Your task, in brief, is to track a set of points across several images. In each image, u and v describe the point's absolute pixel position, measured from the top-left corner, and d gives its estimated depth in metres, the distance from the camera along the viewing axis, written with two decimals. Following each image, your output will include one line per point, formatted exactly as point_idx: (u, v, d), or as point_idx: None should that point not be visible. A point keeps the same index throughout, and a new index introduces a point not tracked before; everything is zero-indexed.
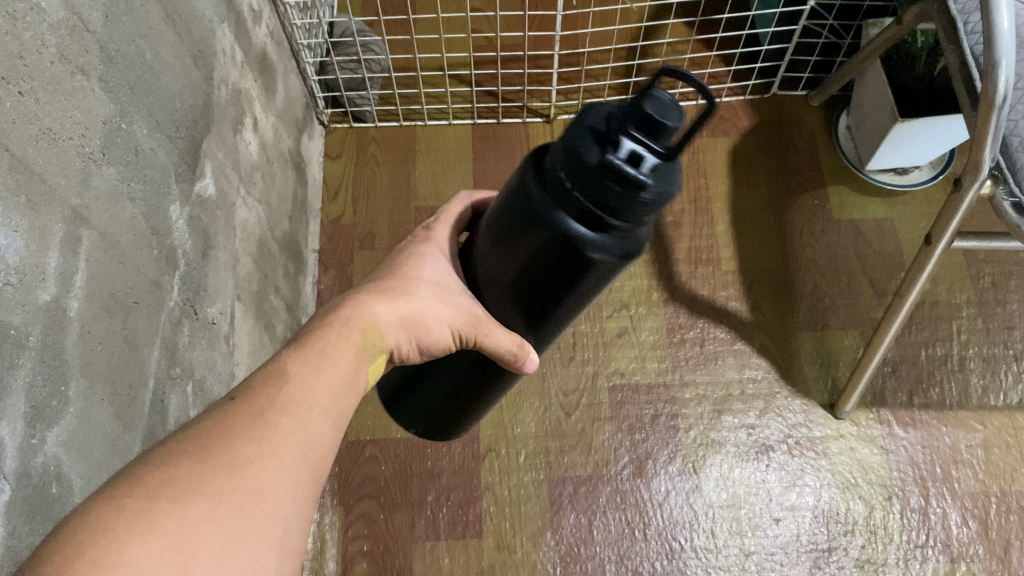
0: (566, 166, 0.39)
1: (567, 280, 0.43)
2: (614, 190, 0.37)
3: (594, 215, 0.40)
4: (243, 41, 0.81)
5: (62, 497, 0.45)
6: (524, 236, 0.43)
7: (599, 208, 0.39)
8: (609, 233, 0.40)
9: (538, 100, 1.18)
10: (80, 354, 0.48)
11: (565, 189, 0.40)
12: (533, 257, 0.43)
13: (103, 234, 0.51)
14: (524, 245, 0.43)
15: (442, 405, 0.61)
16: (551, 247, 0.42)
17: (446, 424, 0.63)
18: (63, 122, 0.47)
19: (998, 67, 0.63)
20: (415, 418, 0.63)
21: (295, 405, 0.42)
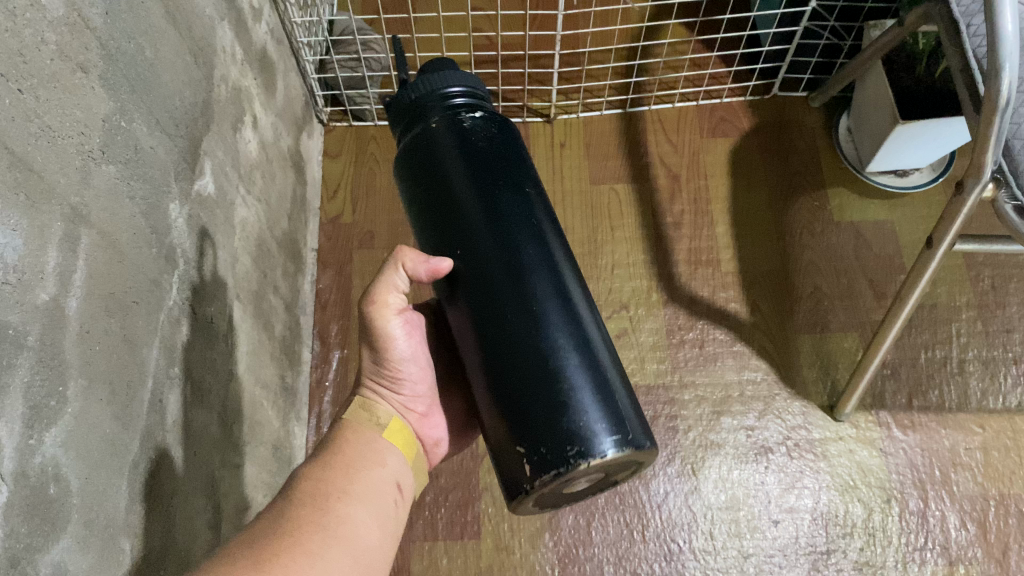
0: (404, 124, 0.62)
1: (464, 130, 0.58)
2: (432, 98, 0.60)
3: (440, 96, 0.61)
4: (243, 38, 0.81)
5: (60, 498, 0.45)
6: (424, 162, 0.59)
7: (433, 85, 0.61)
8: (457, 94, 0.61)
9: (538, 100, 1.17)
10: (79, 354, 0.47)
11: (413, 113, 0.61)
12: (435, 158, 0.58)
13: (102, 233, 0.51)
14: (430, 159, 0.58)
15: (520, 387, 0.51)
16: (437, 130, 0.59)
17: (555, 411, 0.50)
18: (62, 120, 0.47)
19: (1001, 69, 0.62)
20: (523, 437, 0.51)
21: (330, 507, 0.50)
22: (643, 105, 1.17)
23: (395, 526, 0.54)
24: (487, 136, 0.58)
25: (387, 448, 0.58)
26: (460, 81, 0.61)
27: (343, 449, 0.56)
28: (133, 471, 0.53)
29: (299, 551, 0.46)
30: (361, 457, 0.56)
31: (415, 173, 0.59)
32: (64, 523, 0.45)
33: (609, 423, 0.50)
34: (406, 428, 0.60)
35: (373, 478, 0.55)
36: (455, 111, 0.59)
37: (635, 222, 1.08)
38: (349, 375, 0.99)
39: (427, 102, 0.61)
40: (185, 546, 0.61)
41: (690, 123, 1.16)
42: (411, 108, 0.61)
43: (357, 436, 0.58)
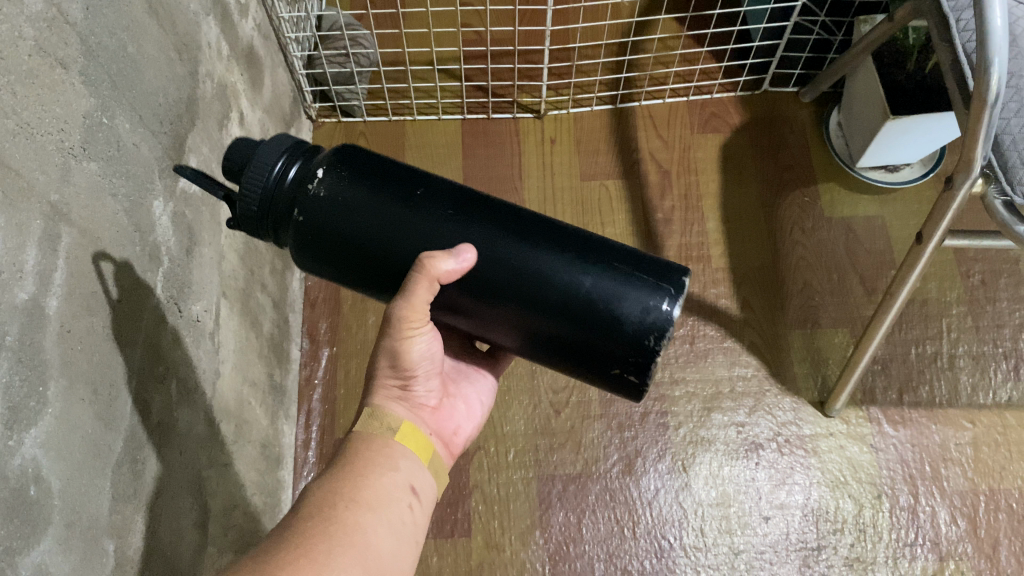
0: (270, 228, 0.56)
1: (348, 183, 0.54)
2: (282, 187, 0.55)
3: (285, 176, 0.55)
4: (229, 34, 0.80)
5: (40, 500, 0.44)
6: (340, 233, 0.54)
7: (265, 170, 0.55)
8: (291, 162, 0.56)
9: (528, 96, 1.16)
10: (60, 353, 0.47)
11: (274, 208, 0.55)
12: (348, 220, 0.54)
13: (84, 230, 0.50)
14: (342, 227, 0.54)
15: (590, 305, 0.52)
16: (328, 201, 0.54)
17: (638, 293, 0.52)
18: (41, 117, 0.46)
19: (990, 64, 0.62)
20: (619, 343, 0.52)
21: (339, 518, 0.48)
22: (634, 100, 1.17)
23: (411, 533, 0.52)
24: (369, 168, 0.55)
25: (402, 454, 0.56)
26: (275, 146, 0.56)
27: (354, 456, 0.54)
28: (115, 472, 0.53)
29: (305, 563, 0.45)
30: (373, 462, 0.54)
31: (335, 253, 0.55)
32: (45, 525, 0.45)
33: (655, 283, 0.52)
34: (419, 430, 0.58)
35: (385, 483, 0.52)
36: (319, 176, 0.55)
37: (626, 218, 1.08)
38: (338, 373, 0.98)
39: (277, 184, 0.55)
40: (171, 546, 0.61)
41: (681, 118, 1.15)
42: (267, 208, 0.55)
43: (369, 440, 0.55)
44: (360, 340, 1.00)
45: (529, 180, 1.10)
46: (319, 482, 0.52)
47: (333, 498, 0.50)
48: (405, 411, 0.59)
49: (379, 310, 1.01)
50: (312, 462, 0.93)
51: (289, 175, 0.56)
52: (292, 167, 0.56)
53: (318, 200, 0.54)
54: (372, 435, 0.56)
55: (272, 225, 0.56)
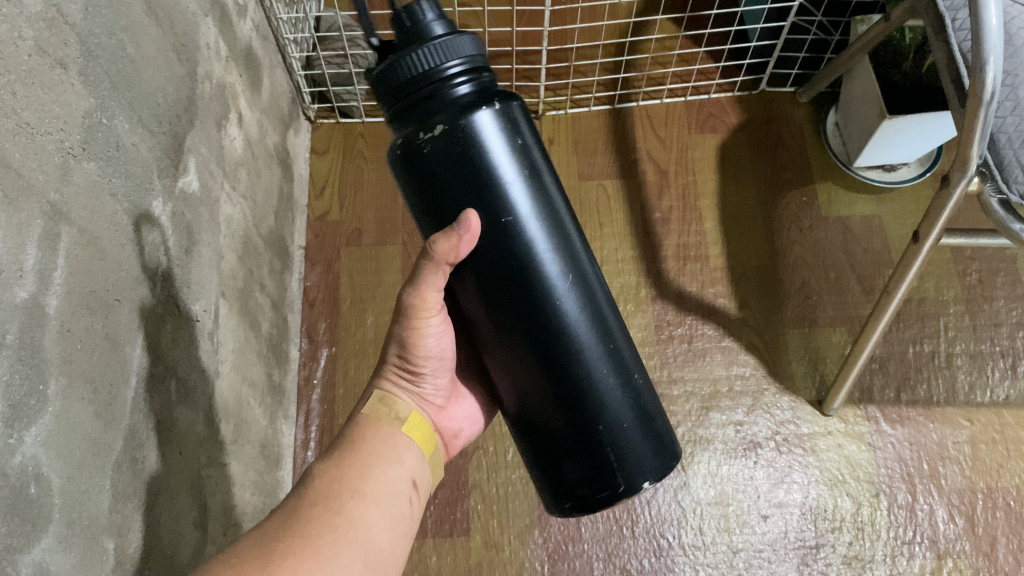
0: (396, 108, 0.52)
1: (491, 139, 0.50)
2: (437, 92, 0.50)
3: (446, 84, 0.50)
4: (227, 35, 0.80)
5: (41, 498, 0.44)
6: (439, 173, 0.50)
7: (434, 60, 0.49)
8: (462, 73, 0.50)
9: (526, 96, 1.17)
10: (60, 352, 0.47)
11: (410, 100, 0.50)
12: (462, 173, 0.50)
13: (83, 230, 0.50)
14: (451, 168, 0.50)
15: (581, 425, 0.54)
16: (456, 132, 0.49)
17: (620, 457, 0.55)
18: (41, 116, 0.47)
19: (986, 63, 0.63)
20: (575, 472, 0.56)
21: (342, 508, 0.49)
22: (632, 100, 1.17)
23: (408, 526, 0.53)
24: (515, 139, 0.51)
25: (406, 445, 0.56)
26: (464, 49, 0.50)
27: (360, 443, 0.54)
28: (115, 470, 0.53)
29: (309, 550, 0.45)
30: (377, 452, 0.54)
31: (431, 180, 0.51)
32: (45, 523, 0.45)
33: (651, 451, 0.56)
34: (425, 422, 0.59)
35: (389, 475, 0.53)
36: (475, 114, 0.49)
37: (624, 218, 1.08)
38: (337, 373, 0.98)
39: (431, 81, 0.50)
40: (171, 546, 0.61)
41: (679, 118, 1.15)
42: (411, 93, 0.50)
43: (375, 428, 0.56)
44: (359, 340, 1.00)
45: None
46: (324, 468, 0.52)
47: (337, 487, 0.50)
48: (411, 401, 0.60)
49: (378, 310, 1.02)
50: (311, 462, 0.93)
51: (449, 82, 0.50)
52: (460, 76, 0.50)
53: (448, 123, 0.49)
54: (378, 423, 0.56)
55: (397, 105, 0.51)
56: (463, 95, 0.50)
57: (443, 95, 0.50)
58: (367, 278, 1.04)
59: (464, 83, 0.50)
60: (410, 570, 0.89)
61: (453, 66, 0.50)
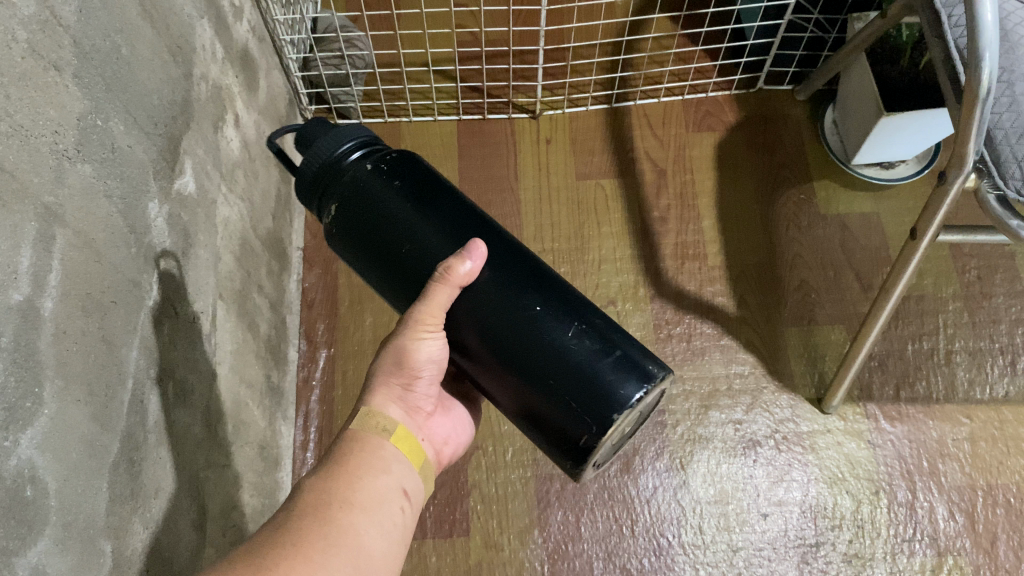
0: (318, 196, 0.62)
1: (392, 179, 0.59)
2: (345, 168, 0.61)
3: (343, 158, 0.61)
4: (224, 36, 0.80)
5: (37, 500, 0.44)
6: (369, 218, 0.58)
7: (335, 145, 0.61)
8: (352, 147, 0.61)
9: (524, 96, 1.17)
10: (55, 354, 0.47)
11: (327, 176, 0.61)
12: (378, 205, 0.58)
13: (78, 232, 0.50)
14: (375, 213, 0.58)
15: (550, 370, 0.53)
16: (363, 183, 0.59)
17: (605, 385, 0.52)
18: (35, 119, 0.47)
19: (981, 60, 0.62)
20: (568, 420, 0.53)
21: (333, 517, 0.48)
22: (629, 99, 1.17)
23: (400, 535, 0.52)
24: (409, 171, 0.60)
25: (394, 456, 0.55)
26: (345, 130, 0.62)
27: (346, 455, 0.53)
28: (112, 473, 0.53)
29: (300, 560, 0.45)
30: (366, 463, 0.53)
31: (360, 232, 0.59)
32: (42, 525, 0.45)
33: (643, 357, 0.54)
34: (412, 436, 0.57)
35: (376, 486, 0.52)
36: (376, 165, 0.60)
37: (622, 217, 1.08)
38: (335, 374, 0.98)
39: (338, 162, 0.61)
40: (169, 548, 0.61)
41: (676, 117, 1.15)
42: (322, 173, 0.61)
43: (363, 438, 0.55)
44: (358, 341, 1.00)
45: (525, 180, 1.10)
46: (313, 481, 0.51)
47: (327, 498, 0.50)
48: (400, 413, 0.57)
49: (376, 310, 1.02)
50: (310, 463, 0.93)
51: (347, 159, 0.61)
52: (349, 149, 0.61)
53: (355, 178, 0.59)
54: (361, 441, 0.54)
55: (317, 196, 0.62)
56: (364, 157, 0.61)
57: (352, 164, 0.60)
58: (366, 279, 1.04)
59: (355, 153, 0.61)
60: (411, 570, 0.89)
61: (347, 144, 0.61)
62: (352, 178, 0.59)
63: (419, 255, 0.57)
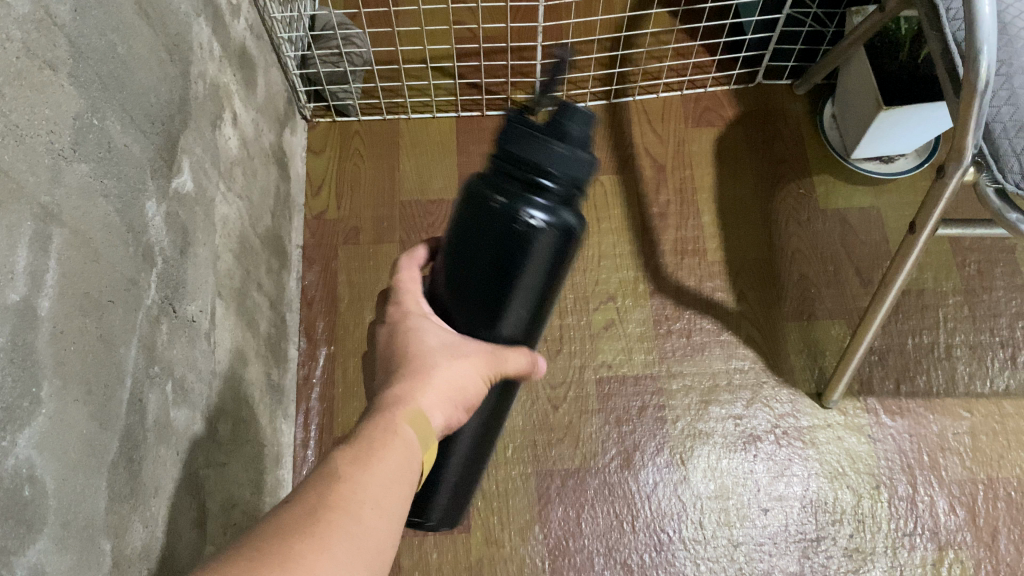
0: (504, 163, 0.50)
1: (536, 258, 0.50)
2: (518, 184, 0.49)
3: (522, 193, 0.49)
4: (221, 34, 0.80)
5: (35, 500, 0.44)
6: (483, 247, 0.50)
7: (547, 162, 0.48)
8: (545, 187, 0.48)
9: (522, 92, 1.16)
10: (52, 354, 0.47)
11: (510, 171, 0.49)
12: (506, 263, 0.50)
13: (75, 232, 0.50)
14: (492, 253, 0.50)
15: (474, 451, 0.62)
16: (507, 249, 0.49)
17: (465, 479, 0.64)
18: (31, 118, 0.47)
19: (979, 52, 0.62)
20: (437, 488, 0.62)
21: (361, 517, 0.43)
22: (628, 95, 1.16)
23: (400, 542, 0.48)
24: (548, 263, 0.51)
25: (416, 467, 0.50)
26: (572, 170, 0.48)
27: (366, 446, 0.48)
28: (111, 472, 0.53)
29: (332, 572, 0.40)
30: (402, 467, 0.48)
31: (472, 243, 0.51)
32: (41, 525, 0.45)
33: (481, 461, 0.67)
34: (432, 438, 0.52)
35: (397, 482, 0.47)
36: (535, 237, 0.49)
37: (621, 213, 1.08)
38: (335, 372, 0.98)
39: (511, 194, 0.49)
40: (169, 547, 0.61)
41: (675, 113, 1.15)
42: (515, 166, 0.49)
43: (382, 430, 0.49)
44: (357, 338, 1.00)
45: None
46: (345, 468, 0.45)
47: (347, 489, 0.44)
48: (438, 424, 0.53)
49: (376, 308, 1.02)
50: (311, 461, 0.93)
51: (524, 195, 0.49)
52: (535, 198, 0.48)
53: (503, 240, 0.49)
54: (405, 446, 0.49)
55: (502, 163, 0.50)
56: (536, 215, 0.48)
57: (515, 189, 0.49)
58: (365, 277, 1.04)
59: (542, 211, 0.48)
60: (412, 567, 0.89)
61: (549, 179, 0.48)
62: (502, 227, 0.49)
63: (509, 320, 0.53)
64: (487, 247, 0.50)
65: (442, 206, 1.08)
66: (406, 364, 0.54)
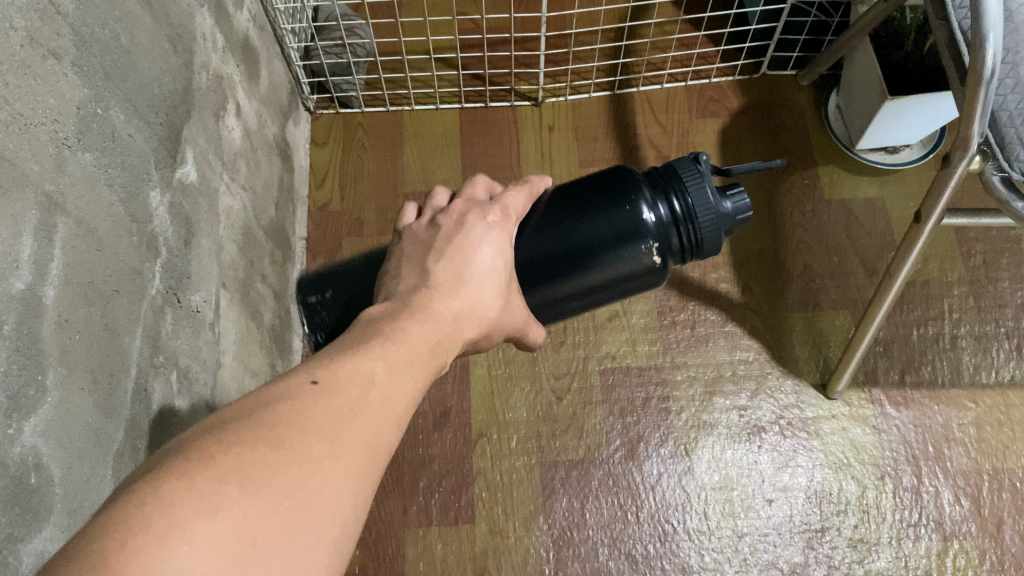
0: (656, 180, 0.61)
1: (628, 254, 0.59)
2: (656, 195, 0.60)
3: (658, 199, 0.59)
4: (223, 25, 0.80)
5: (41, 488, 0.45)
6: (597, 215, 0.59)
7: (691, 196, 0.59)
8: (670, 208, 0.59)
9: (525, 83, 1.16)
10: (58, 343, 0.47)
11: (659, 186, 0.60)
12: (603, 244, 0.59)
13: (79, 221, 0.50)
14: (602, 226, 0.59)
15: None
16: (620, 228, 0.59)
17: None
18: (35, 107, 0.47)
19: (986, 39, 0.62)
20: None
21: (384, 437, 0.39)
22: (632, 86, 1.16)
23: None
24: (627, 267, 0.60)
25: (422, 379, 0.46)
26: (700, 210, 0.59)
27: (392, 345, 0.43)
28: (117, 461, 0.53)
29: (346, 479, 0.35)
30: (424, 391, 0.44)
31: (588, 205, 0.60)
32: (47, 512, 0.45)
33: None
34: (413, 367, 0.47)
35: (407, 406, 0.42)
36: (643, 239, 0.59)
37: None
38: None
39: (656, 192, 0.60)
40: None
41: (679, 103, 1.15)
42: (665, 186, 0.60)
43: (411, 337, 0.45)
44: None
45: (527, 168, 1.10)
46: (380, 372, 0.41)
47: (369, 393, 0.39)
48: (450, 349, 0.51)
49: None
50: None
51: (659, 201, 0.60)
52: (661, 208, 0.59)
53: (623, 219, 0.59)
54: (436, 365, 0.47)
55: (652, 178, 0.61)
56: (653, 221, 0.59)
57: (658, 198, 0.60)
58: None
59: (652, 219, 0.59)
60: (417, 557, 0.89)
61: (679, 205, 0.59)
62: (626, 205, 0.59)
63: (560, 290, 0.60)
64: (604, 220, 0.59)
65: None
66: (454, 264, 0.51)
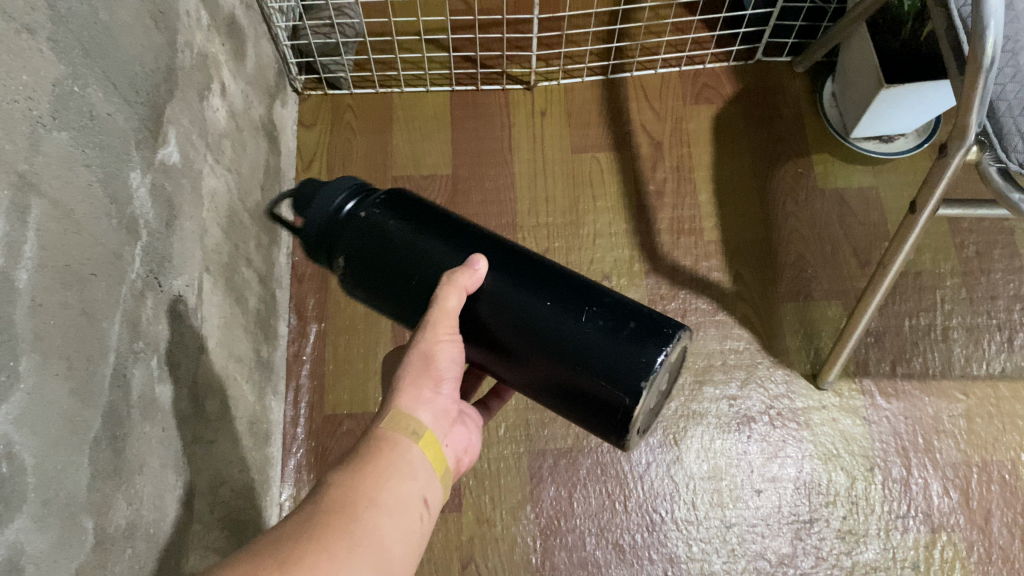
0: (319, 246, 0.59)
1: (386, 227, 0.57)
2: (334, 223, 0.58)
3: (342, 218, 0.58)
4: (209, 2, 0.78)
5: (13, 477, 0.43)
6: (381, 267, 0.56)
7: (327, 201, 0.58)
8: (348, 203, 0.59)
9: (518, 66, 1.14)
10: (32, 327, 0.46)
11: (325, 237, 0.58)
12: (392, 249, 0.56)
13: (55, 202, 0.49)
14: (389, 260, 0.56)
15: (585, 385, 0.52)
16: (376, 247, 0.56)
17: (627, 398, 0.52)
18: (8, 83, 0.45)
19: (986, 28, 0.60)
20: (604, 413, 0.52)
21: (352, 511, 0.44)
22: (625, 71, 1.14)
23: (419, 545, 0.47)
24: (388, 219, 0.57)
25: (420, 462, 0.49)
26: (332, 188, 0.59)
27: (365, 467, 0.47)
28: (93, 449, 0.52)
29: (323, 560, 0.40)
30: (393, 467, 0.48)
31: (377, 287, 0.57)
32: (19, 502, 0.44)
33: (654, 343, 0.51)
34: (439, 442, 0.51)
35: (402, 492, 0.47)
36: (368, 216, 0.57)
37: (617, 191, 1.07)
38: (327, 349, 0.97)
39: (338, 218, 0.58)
40: (153, 525, 0.60)
41: (673, 89, 1.13)
42: (322, 232, 0.58)
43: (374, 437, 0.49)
44: (349, 316, 0.99)
45: (519, 153, 1.09)
46: (337, 474, 0.47)
47: (321, 497, 0.45)
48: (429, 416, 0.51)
49: None
50: (301, 438, 0.93)
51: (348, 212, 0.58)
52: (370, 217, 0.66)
53: (378, 248, 0.56)
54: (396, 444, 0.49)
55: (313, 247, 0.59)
56: (362, 209, 0.58)
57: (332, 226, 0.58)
58: None
59: (354, 204, 0.59)
60: None
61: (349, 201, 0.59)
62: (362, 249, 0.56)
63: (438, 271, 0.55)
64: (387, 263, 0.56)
65: (435, 182, 1.07)
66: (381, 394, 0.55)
